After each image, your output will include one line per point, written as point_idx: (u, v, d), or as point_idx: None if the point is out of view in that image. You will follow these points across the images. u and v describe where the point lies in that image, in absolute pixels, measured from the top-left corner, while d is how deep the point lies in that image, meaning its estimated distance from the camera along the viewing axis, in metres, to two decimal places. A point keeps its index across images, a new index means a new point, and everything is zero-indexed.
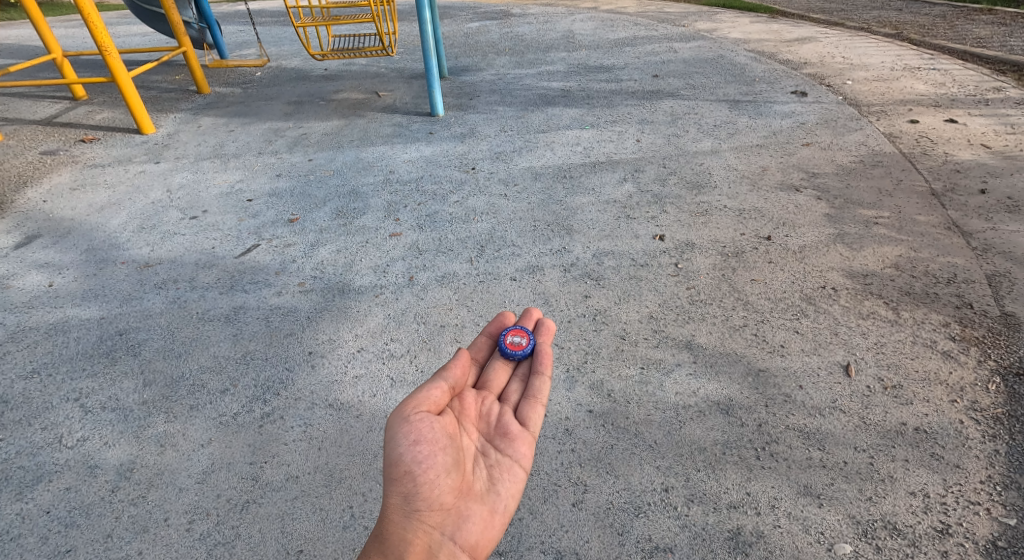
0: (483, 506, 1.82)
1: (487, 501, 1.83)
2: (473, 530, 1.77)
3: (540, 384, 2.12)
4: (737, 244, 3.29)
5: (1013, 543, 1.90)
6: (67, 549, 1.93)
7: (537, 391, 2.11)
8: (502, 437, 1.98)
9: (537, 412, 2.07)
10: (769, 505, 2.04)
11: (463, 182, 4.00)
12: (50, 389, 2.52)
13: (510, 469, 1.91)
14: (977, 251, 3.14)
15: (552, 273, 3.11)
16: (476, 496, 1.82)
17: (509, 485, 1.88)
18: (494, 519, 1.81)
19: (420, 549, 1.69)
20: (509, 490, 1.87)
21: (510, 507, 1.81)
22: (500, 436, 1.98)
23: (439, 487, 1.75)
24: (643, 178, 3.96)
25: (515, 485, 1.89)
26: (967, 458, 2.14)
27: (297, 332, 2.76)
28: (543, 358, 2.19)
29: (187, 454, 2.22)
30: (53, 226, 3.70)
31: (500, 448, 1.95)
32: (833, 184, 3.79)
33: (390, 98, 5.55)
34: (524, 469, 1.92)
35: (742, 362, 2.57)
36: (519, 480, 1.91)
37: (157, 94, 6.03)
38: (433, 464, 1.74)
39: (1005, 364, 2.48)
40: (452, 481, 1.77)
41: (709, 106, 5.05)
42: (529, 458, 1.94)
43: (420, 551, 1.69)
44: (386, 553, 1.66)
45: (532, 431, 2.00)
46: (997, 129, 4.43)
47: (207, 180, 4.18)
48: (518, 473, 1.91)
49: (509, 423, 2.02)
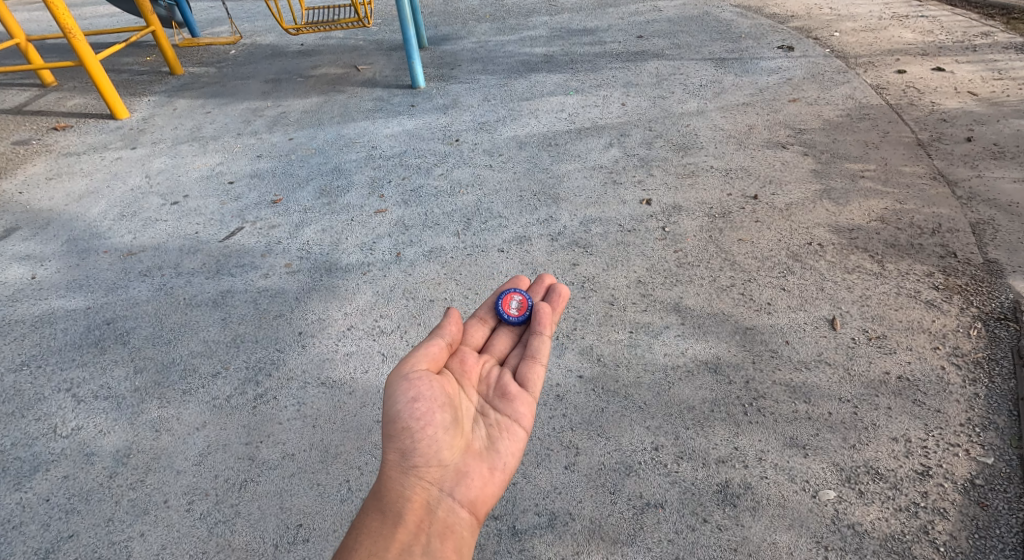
0: (483, 463, 1.69)
1: (486, 458, 1.71)
2: (473, 486, 1.64)
3: (540, 343, 1.98)
4: (724, 204, 3.30)
5: (990, 481, 1.96)
6: (69, 534, 1.98)
7: (536, 350, 1.97)
8: (501, 394, 1.88)
9: (539, 370, 1.95)
10: (756, 458, 2.09)
11: (447, 154, 3.97)
12: (41, 380, 2.55)
13: (510, 428, 1.80)
14: (962, 200, 3.16)
15: (539, 243, 3.11)
16: (473, 453, 1.70)
17: (510, 444, 1.76)
18: (494, 476, 1.68)
19: (418, 506, 1.56)
20: (510, 448, 1.75)
21: (511, 461, 1.69)
22: (498, 394, 1.88)
23: (419, 436, 1.63)
24: (629, 142, 3.94)
25: (516, 444, 1.77)
26: (947, 403, 2.19)
27: (287, 313, 2.78)
28: (541, 316, 2.02)
29: (183, 437, 2.26)
30: (32, 218, 3.67)
31: (500, 406, 1.85)
32: (819, 140, 3.78)
33: (370, 72, 5.46)
34: (524, 427, 1.81)
35: (729, 321, 2.60)
36: (520, 439, 1.79)
37: (129, 77, 5.92)
38: (409, 412, 1.64)
39: (987, 310, 2.52)
40: (433, 431, 1.64)
41: (695, 66, 4.99)
42: (529, 416, 1.83)
43: (418, 507, 1.56)
44: (383, 510, 1.55)
45: (531, 392, 1.88)
46: (985, 75, 4.39)
47: (186, 164, 4.14)
48: (519, 432, 1.80)
49: (510, 381, 1.92)
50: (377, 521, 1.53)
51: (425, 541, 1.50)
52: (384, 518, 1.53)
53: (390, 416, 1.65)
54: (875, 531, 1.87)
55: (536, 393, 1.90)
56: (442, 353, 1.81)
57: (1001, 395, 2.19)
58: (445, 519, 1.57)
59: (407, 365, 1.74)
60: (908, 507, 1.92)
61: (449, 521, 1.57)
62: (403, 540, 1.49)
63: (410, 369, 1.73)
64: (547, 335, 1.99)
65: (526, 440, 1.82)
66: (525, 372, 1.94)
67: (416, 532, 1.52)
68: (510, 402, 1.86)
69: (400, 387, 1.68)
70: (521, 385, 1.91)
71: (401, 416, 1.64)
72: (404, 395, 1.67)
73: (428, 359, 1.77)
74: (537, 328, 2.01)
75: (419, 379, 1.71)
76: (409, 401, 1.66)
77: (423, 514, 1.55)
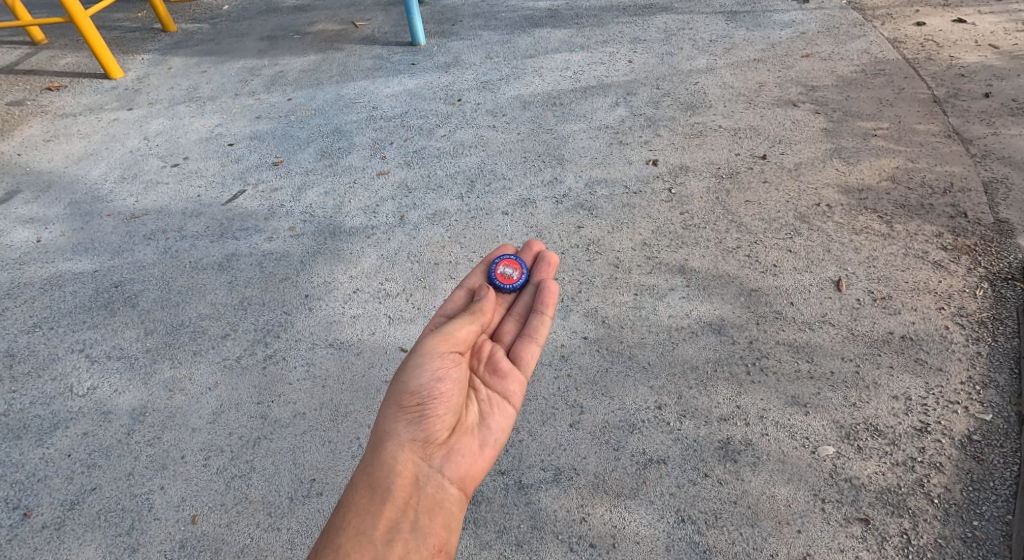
0: (474, 439, 1.74)
1: (478, 434, 1.76)
2: (463, 463, 1.69)
3: (539, 323, 2.02)
4: (732, 165, 3.25)
5: (987, 436, 1.99)
6: (92, 487, 2.06)
7: (533, 330, 2.02)
8: (494, 369, 1.90)
9: (534, 350, 1.98)
10: (757, 416, 2.13)
11: (450, 115, 3.92)
12: (54, 341, 2.61)
13: (502, 405, 1.84)
14: (976, 158, 3.10)
15: (544, 205, 3.09)
16: (467, 429, 1.75)
17: (500, 421, 1.81)
18: (484, 452, 1.74)
19: (407, 481, 1.62)
20: (500, 425, 1.80)
21: (503, 439, 1.75)
22: (491, 368, 1.90)
23: (430, 415, 1.68)
24: (636, 101, 3.86)
25: (505, 421, 1.82)
26: (949, 361, 2.21)
27: (292, 277, 2.81)
28: (546, 297, 2.08)
29: (196, 397, 2.32)
30: (33, 181, 3.69)
31: (492, 382, 1.88)
32: (832, 97, 3.69)
33: (369, 28, 5.35)
34: (516, 403, 1.85)
35: (734, 283, 2.60)
36: (510, 416, 1.83)
37: (121, 35, 5.82)
38: (430, 391, 1.69)
39: (995, 270, 2.51)
40: (445, 412, 1.70)
41: (705, 20, 4.84)
42: (520, 393, 1.87)
43: (406, 483, 1.62)
44: (372, 486, 1.60)
45: (525, 371, 1.92)
46: (1008, 26, 4.24)
47: (185, 125, 4.11)
48: (508, 408, 1.84)
49: (503, 357, 1.94)
50: (366, 498, 1.58)
51: (413, 518, 1.56)
52: (372, 494, 1.59)
53: (408, 392, 1.69)
54: (871, 484, 1.91)
55: (529, 371, 1.94)
56: (458, 328, 1.81)
57: (1005, 354, 2.21)
58: (433, 495, 1.62)
59: (428, 341, 1.76)
60: (906, 461, 1.96)
61: (438, 498, 1.62)
62: (390, 517, 1.55)
63: (428, 344, 1.76)
64: (548, 316, 2.04)
65: (515, 416, 1.87)
66: (520, 350, 1.98)
67: (404, 509, 1.57)
68: (502, 379, 1.89)
69: (428, 364, 1.72)
70: (515, 362, 1.94)
71: (420, 395, 1.69)
72: (429, 372, 1.72)
73: (451, 335, 1.79)
74: (538, 308, 2.06)
75: (433, 355, 1.74)
76: (432, 378, 1.71)
77: (412, 490, 1.61)
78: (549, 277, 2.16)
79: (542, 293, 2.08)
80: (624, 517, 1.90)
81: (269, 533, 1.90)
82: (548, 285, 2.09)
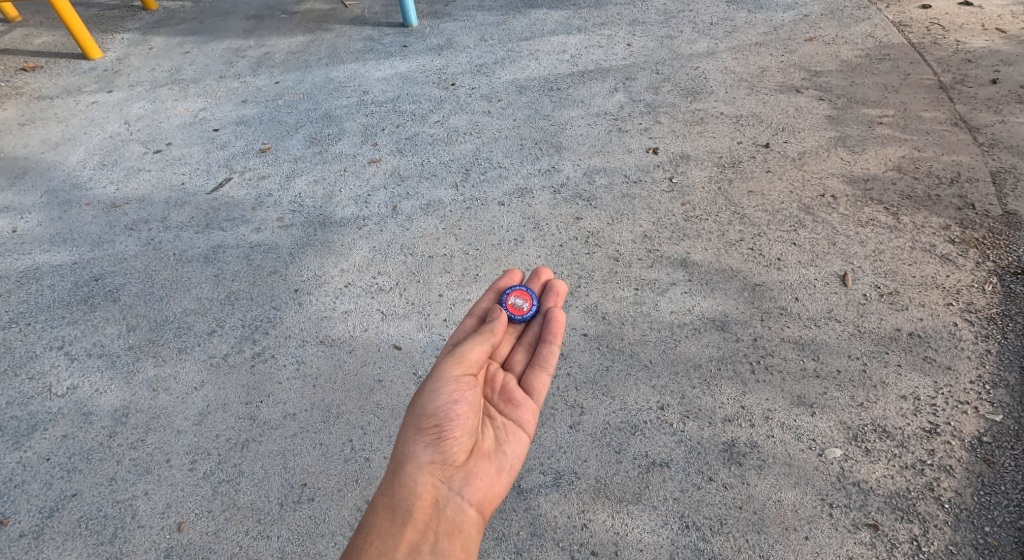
0: (491, 464, 1.68)
1: (495, 459, 1.69)
2: (481, 487, 1.63)
3: (548, 350, 1.96)
4: (734, 153, 3.16)
5: (998, 438, 1.94)
6: (73, 493, 1.97)
7: (544, 358, 1.95)
8: (508, 397, 1.84)
9: (545, 378, 1.92)
10: (763, 417, 2.07)
11: (443, 100, 3.79)
12: (31, 338, 2.50)
13: (517, 432, 1.78)
14: (983, 147, 3.02)
15: (541, 195, 3.00)
16: (484, 453, 1.69)
17: (516, 446, 1.75)
18: (501, 477, 1.67)
19: (427, 504, 1.55)
20: (516, 451, 1.74)
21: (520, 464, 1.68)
22: (505, 397, 1.84)
23: (448, 438, 1.63)
24: (635, 86, 3.75)
25: (521, 448, 1.76)
26: (958, 359, 2.16)
27: (281, 270, 2.71)
28: (553, 325, 1.99)
29: (181, 397, 2.23)
30: (8, 167, 3.54)
31: (506, 409, 1.82)
32: (836, 83, 3.59)
33: (358, 8, 5.17)
34: (531, 430, 1.79)
35: (737, 278, 2.53)
36: (526, 443, 1.77)
37: (99, 13, 5.60)
38: (446, 414, 1.65)
39: (1004, 264, 2.45)
40: (463, 435, 1.65)
41: (706, 1, 4.70)
42: (534, 420, 1.81)
43: (426, 505, 1.55)
44: (393, 508, 1.54)
45: (539, 398, 1.86)
46: (1015, 10, 4.14)
47: (167, 109, 3.96)
48: (523, 436, 1.78)
49: (516, 386, 1.88)
50: (387, 519, 1.51)
51: (433, 540, 1.49)
52: (393, 516, 1.52)
53: (425, 414, 1.64)
54: (880, 488, 1.86)
55: (543, 399, 1.88)
56: (471, 351, 1.78)
57: (1015, 351, 2.15)
58: (452, 518, 1.56)
59: (443, 366, 1.72)
60: (915, 464, 1.91)
61: (456, 520, 1.55)
62: (411, 539, 1.48)
63: (444, 370, 1.71)
64: (557, 345, 1.98)
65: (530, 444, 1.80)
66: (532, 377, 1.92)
67: (424, 531, 1.51)
68: (516, 406, 1.84)
69: (444, 387, 1.68)
70: (529, 389, 1.88)
71: (437, 417, 1.64)
72: (446, 396, 1.67)
73: (464, 358, 1.75)
74: (548, 337, 1.97)
75: (449, 379, 1.70)
76: (449, 402, 1.66)
77: (432, 512, 1.54)
78: (558, 307, 2.06)
79: (550, 323, 1.99)
80: (627, 523, 1.85)
81: (259, 541, 1.82)
82: (555, 313, 2.00)
